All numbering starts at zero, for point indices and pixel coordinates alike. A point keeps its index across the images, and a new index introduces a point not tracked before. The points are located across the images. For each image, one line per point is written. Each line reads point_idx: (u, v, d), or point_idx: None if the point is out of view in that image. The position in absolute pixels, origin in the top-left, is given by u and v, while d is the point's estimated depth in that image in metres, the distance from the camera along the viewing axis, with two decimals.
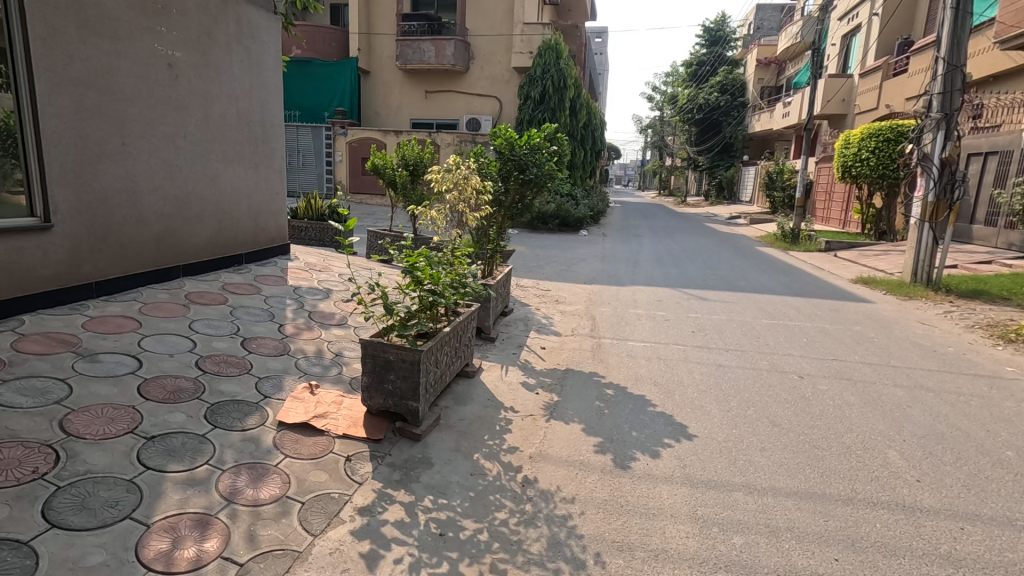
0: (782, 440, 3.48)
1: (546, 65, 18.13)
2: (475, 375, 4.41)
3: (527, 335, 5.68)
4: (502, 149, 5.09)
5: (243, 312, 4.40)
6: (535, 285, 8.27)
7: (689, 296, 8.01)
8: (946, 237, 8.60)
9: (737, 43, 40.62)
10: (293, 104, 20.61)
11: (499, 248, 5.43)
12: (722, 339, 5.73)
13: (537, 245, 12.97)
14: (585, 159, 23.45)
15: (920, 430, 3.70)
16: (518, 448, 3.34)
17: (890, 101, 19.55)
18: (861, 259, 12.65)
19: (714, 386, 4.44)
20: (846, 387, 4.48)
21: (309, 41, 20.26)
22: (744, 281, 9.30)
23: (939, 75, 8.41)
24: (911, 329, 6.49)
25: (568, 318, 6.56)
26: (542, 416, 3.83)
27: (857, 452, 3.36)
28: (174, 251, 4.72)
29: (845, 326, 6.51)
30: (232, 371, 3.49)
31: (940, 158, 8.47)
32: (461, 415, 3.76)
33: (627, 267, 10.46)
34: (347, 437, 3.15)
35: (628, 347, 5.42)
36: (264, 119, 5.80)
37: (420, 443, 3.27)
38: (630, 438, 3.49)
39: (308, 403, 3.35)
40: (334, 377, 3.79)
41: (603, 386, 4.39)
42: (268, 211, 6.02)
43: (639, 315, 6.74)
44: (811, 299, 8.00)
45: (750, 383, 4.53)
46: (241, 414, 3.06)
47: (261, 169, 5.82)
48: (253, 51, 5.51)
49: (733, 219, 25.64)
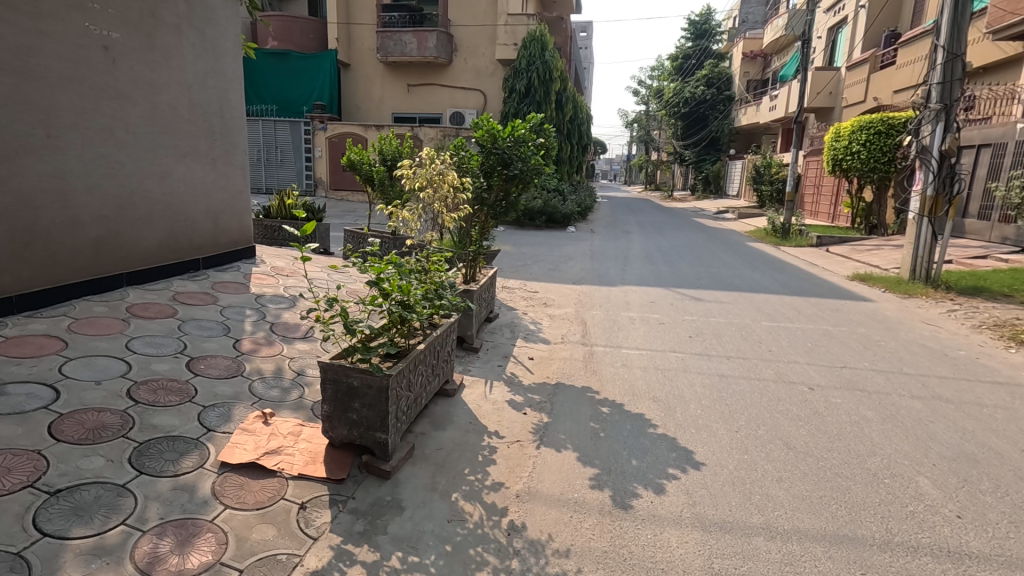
0: (800, 469, 3.09)
1: (531, 57, 17.64)
2: (456, 393, 3.97)
3: (513, 344, 5.24)
4: (483, 141, 4.64)
5: (194, 326, 3.91)
6: (521, 286, 7.83)
7: (683, 296, 7.62)
8: (945, 232, 8.31)
9: (722, 36, 40.37)
10: (270, 98, 19.88)
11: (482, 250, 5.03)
12: (721, 345, 5.34)
13: (524, 243, 12.53)
14: (572, 154, 23.03)
15: (949, 451, 3.33)
16: (503, 484, 2.91)
17: (878, 93, 19.37)
18: (854, 255, 12.40)
19: (718, 400, 4.05)
20: (860, 400, 4.11)
21: (285, 33, 19.52)
22: (739, 279, 8.93)
23: (939, 64, 8.08)
24: (917, 330, 6.17)
25: (558, 322, 6.14)
26: (530, 441, 3.41)
27: (885, 481, 2.99)
28: (117, 257, 4.21)
29: (849, 328, 6.17)
30: (171, 399, 3.02)
31: (939, 150, 8.15)
32: (439, 443, 3.32)
33: (618, 265, 10.05)
34: (304, 478, 2.70)
35: (622, 355, 5.01)
36: (223, 110, 5.26)
37: (390, 482, 2.83)
38: (631, 468, 3.08)
39: (261, 438, 2.88)
40: (294, 402, 3.33)
41: (597, 402, 3.97)
42: (230, 211, 5.49)
43: (632, 318, 6.34)
44: (810, 298, 7.66)
45: (757, 396, 4.14)
46: (176, 455, 2.60)
47: (222, 165, 5.30)
48: (208, 35, 4.99)
49: (722, 214, 25.41)
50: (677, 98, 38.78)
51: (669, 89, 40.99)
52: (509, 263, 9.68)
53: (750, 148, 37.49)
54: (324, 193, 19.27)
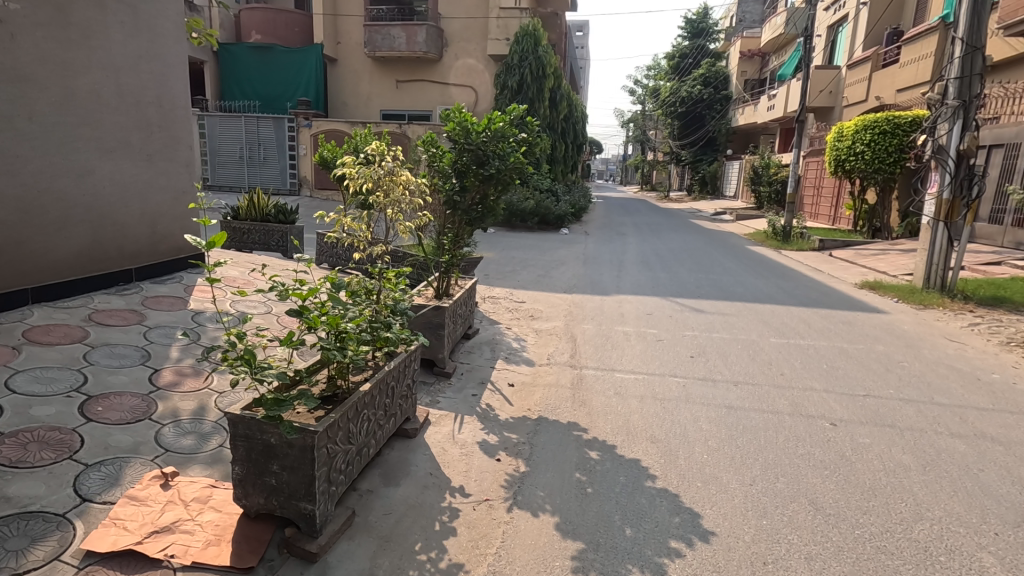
0: (833, 542, 2.49)
1: (524, 52, 17.04)
2: (418, 434, 3.35)
3: (492, 367, 4.63)
4: (456, 135, 4.02)
5: (104, 354, 3.29)
6: (507, 296, 7.22)
7: (682, 307, 7.02)
8: (962, 238, 7.72)
9: (719, 35, 39.84)
10: (253, 93, 19.17)
11: (457, 259, 4.42)
12: (727, 368, 4.75)
13: (513, 248, 11.90)
14: (566, 153, 22.42)
15: (1009, 513, 2.74)
16: (461, 569, 2.29)
17: (880, 92, 18.84)
18: (859, 260, 11.85)
19: (726, 441, 3.45)
20: (891, 438, 3.52)
21: (269, 26, 18.85)
22: (742, 287, 8.34)
23: (957, 58, 7.49)
24: (940, 348, 5.59)
25: (544, 339, 5.53)
26: (502, 501, 2.78)
27: (939, 559, 2.39)
28: (19, 265, 3.93)
29: (865, 346, 5.58)
30: (44, 456, 2.42)
31: (957, 150, 7.54)
32: (389, 504, 2.70)
33: (611, 271, 9.45)
34: (199, 568, 2.06)
35: (615, 381, 4.41)
36: (162, 101, 4.97)
37: (315, 567, 2.21)
38: (624, 543, 2.47)
39: (153, 510, 2.25)
40: (210, 453, 2.71)
41: (585, 445, 3.35)
42: (171, 214, 5.19)
43: (626, 334, 5.73)
44: (819, 309, 7.08)
45: (770, 435, 3.55)
46: (25, 542, 2.00)
47: (159, 163, 4.98)
48: (142, 20, 4.72)
49: (719, 215, 24.86)
50: (673, 97, 38.25)
51: (665, 88, 40.41)
52: (495, 269, 9.07)
53: (747, 148, 36.95)
54: (309, 193, 18.61)
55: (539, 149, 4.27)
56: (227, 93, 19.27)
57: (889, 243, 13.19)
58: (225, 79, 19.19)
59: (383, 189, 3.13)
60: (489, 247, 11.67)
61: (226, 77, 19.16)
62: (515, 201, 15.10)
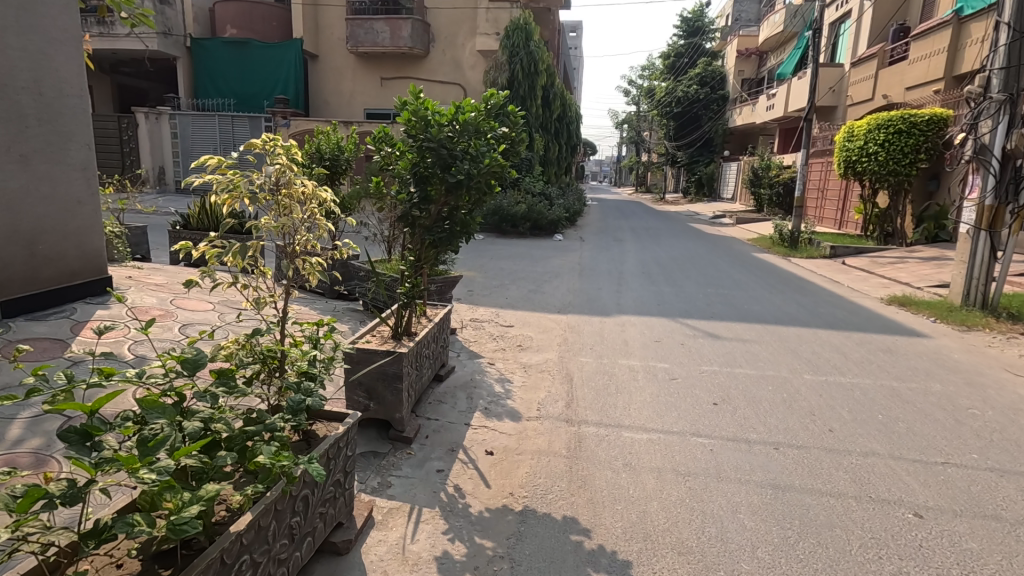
0: None
1: (514, 47, 16.07)
2: (351, 550, 2.36)
3: (467, 426, 3.64)
4: (411, 130, 3.03)
5: None
6: (492, 319, 6.24)
7: (693, 330, 6.08)
8: (1008, 248, 6.83)
9: (715, 34, 39.07)
10: (229, 90, 18.13)
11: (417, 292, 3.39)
12: (761, 421, 3.80)
13: (503, 257, 10.95)
14: (559, 154, 21.49)
15: None
16: None
17: (886, 90, 18.06)
18: (876, 269, 10.98)
19: (780, 550, 2.50)
20: (1002, 541, 2.59)
21: (245, 20, 17.87)
22: (757, 304, 7.41)
23: (1003, 45, 6.59)
24: (1008, 385, 4.67)
25: (533, 379, 4.55)
26: None
27: None
28: None
29: (919, 383, 4.66)
30: None
31: (1002, 149, 6.66)
32: None
33: (612, 284, 8.50)
34: None
35: (623, 446, 3.45)
36: (41, 85, 4.29)
37: None
38: None
39: None
40: None
41: (587, 563, 2.39)
42: (55, 225, 4.49)
43: (632, 371, 4.78)
44: (850, 333, 6.17)
45: (839, 536, 2.60)
46: None
47: (35, 163, 4.29)
48: None
49: (718, 218, 24.06)
50: (669, 97, 37.49)
51: (661, 88, 39.63)
52: (479, 284, 8.11)
53: (745, 149, 36.18)
54: None
55: (524, 146, 3.27)
56: (202, 90, 18.23)
57: (905, 250, 12.33)
58: (200, 75, 18.16)
59: (280, 206, 2.30)
60: (475, 257, 10.70)
61: (200, 73, 18.12)
62: (505, 205, 14.15)
